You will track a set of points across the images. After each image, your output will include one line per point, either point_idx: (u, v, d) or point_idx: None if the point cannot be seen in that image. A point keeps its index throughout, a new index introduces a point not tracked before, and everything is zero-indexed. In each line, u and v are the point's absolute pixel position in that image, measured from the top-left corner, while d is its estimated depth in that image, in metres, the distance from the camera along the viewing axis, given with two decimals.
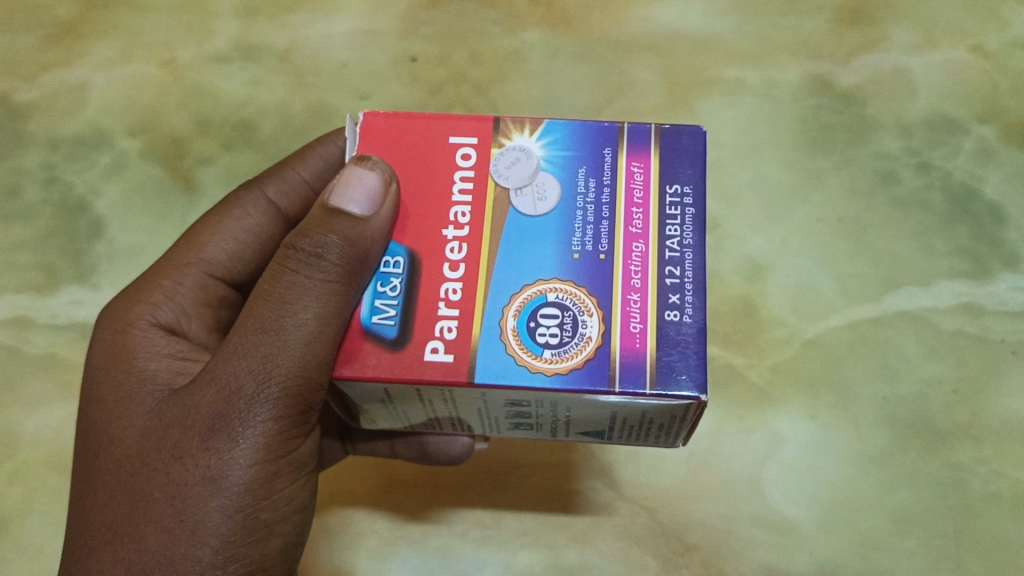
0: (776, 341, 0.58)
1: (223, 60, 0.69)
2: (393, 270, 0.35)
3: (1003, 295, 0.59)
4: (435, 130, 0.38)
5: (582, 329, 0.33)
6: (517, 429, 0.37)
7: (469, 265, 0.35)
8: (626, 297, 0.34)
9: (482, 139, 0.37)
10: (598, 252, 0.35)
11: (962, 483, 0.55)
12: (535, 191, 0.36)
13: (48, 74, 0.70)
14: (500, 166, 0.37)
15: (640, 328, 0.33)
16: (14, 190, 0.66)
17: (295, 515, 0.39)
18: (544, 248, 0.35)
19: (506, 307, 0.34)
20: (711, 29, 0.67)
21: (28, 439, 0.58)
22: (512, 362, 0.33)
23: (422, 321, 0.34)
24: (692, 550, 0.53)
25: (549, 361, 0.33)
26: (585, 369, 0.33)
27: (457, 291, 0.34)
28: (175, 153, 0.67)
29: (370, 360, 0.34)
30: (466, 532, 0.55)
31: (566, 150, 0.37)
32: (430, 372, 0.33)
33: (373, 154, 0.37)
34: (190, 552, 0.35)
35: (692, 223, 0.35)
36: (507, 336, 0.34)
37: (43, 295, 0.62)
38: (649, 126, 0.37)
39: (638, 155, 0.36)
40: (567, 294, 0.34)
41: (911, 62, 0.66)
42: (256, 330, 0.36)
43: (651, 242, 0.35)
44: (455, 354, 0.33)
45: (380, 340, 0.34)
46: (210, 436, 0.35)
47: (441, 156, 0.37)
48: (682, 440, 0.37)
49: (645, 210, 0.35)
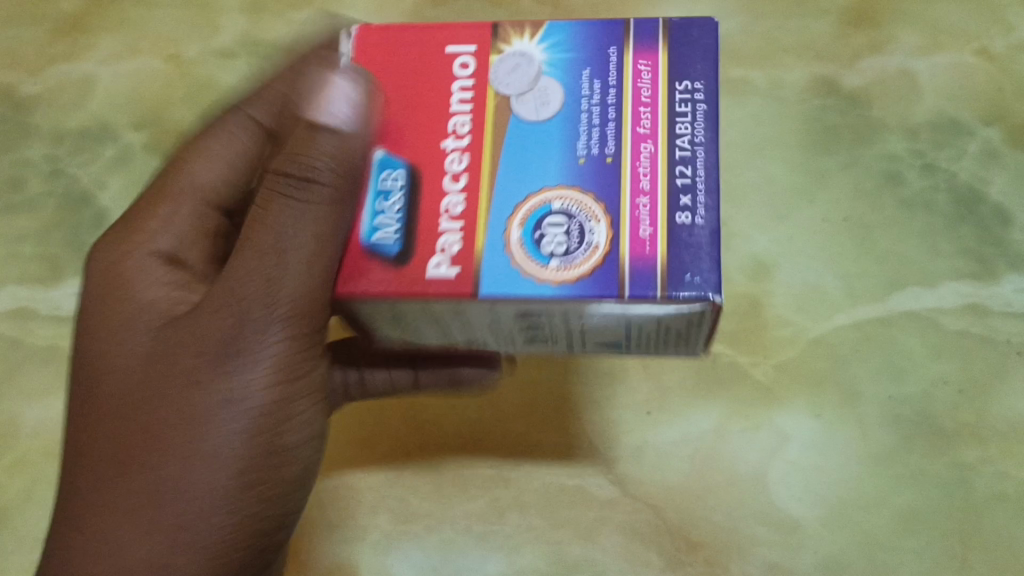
0: (781, 339, 0.58)
1: (229, 56, 0.69)
2: (393, 183, 0.40)
3: (1008, 296, 0.59)
4: (430, 43, 0.42)
5: (588, 237, 0.37)
6: (530, 344, 0.41)
7: (469, 177, 0.39)
8: (636, 201, 0.37)
9: (480, 46, 0.41)
10: (606, 155, 0.38)
11: (968, 484, 0.54)
12: (536, 95, 0.40)
13: (54, 67, 0.69)
14: (500, 73, 0.41)
15: (649, 232, 0.37)
16: (18, 181, 0.66)
17: (311, 442, 0.44)
18: (549, 152, 0.39)
19: (511, 218, 0.38)
20: (717, 30, 0.67)
21: (29, 430, 0.58)
22: (519, 273, 0.37)
23: (422, 235, 0.38)
24: (696, 548, 0.53)
25: (556, 271, 0.36)
26: (593, 276, 0.36)
27: (459, 204, 0.38)
28: (180, 147, 0.66)
29: (372, 276, 0.38)
30: (468, 527, 0.54)
31: (569, 50, 0.41)
32: (432, 288, 0.37)
33: (369, 67, 0.42)
34: (209, 474, 0.41)
35: (703, 118, 0.39)
36: (510, 248, 0.37)
37: (46, 286, 0.62)
38: (657, 23, 0.41)
39: (645, 53, 0.40)
40: (572, 200, 0.38)
41: (916, 64, 0.66)
42: (255, 254, 0.41)
43: (660, 142, 0.38)
44: (458, 267, 0.37)
45: (384, 258, 0.38)
46: (223, 359, 0.41)
47: (439, 68, 0.41)
48: (704, 346, 0.40)
49: (653, 108, 0.39)
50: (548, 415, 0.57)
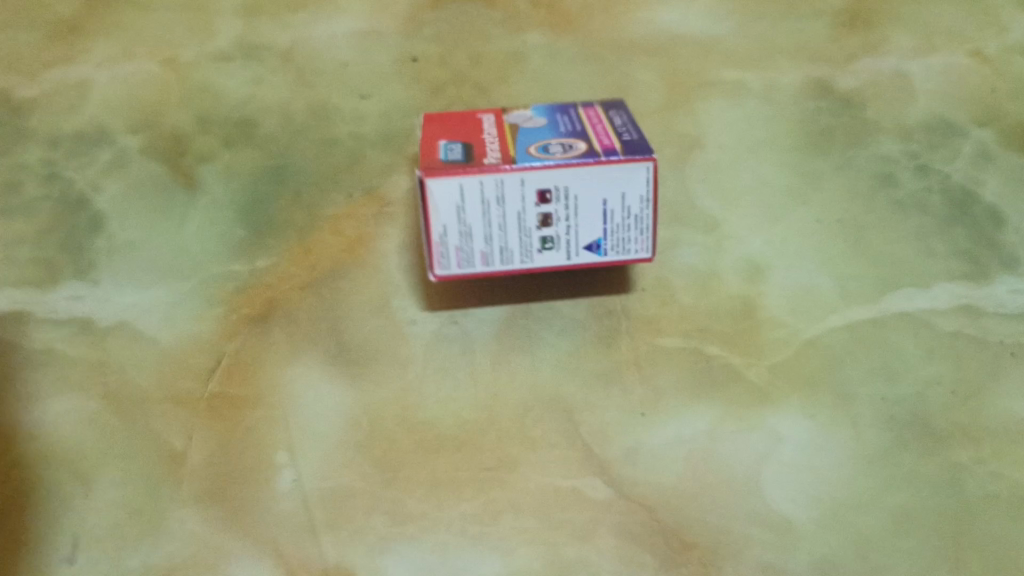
0: (777, 341, 0.58)
1: (225, 59, 0.68)
2: (451, 148, 0.50)
3: (1002, 297, 0.59)
4: (466, 114, 0.55)
5: (573, 147, 0.50)
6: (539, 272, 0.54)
7: (501, 145, 0.50)
8: (602, 143, 0.50)
9: (496, 115, 0.55)
10: (577, 130, 0.52)
11: (960, 483, 0.55)
12: (528, 121, 0.53)
13: (48, 70, 0.68)
14: (510, 116, 0.54)
15: (610, 145, 0.50)
16: (13, 186, 0.65)
17: None
18: (541, 134, 0.51)
19: (529, 145, 0.50)
20: (713, 31, 0.67)
21: (28, 434, 0.58)
22: (535, 158, 0.48)
23: (476, 158, 0.49)
24: (690, 548, 0.54)
25: (559, 158, 0.48)
26: (584, 159, 0.48)
27: (495, 150, 0.50)
28: (176, 150, 0.66)
29: (444, 162, 0.48)
30: (465, 529, 0.55)
31: (546, 107, 0.55)
32: (486, 163, 0.48)
33: (426, 118, 0.54)
34: None
35: (629, 122, 0.53)
36: (529, 152, 0.50)
37: (43, 291, 0.61)
38: (593, 102, 0.57)
39: (590, 105, 0.55)
40: (564, 142, 0.50)
41: (912, 66, 0.66)
42: None
43: (607, 125, 0.52)
44: (501, 157, 0.49)
45: (454, 157, 0.48)
46: None
47: (470, 120, 0.54)
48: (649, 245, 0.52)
49: (600, 121, 0.53)
50: (543, 416, 0.57)
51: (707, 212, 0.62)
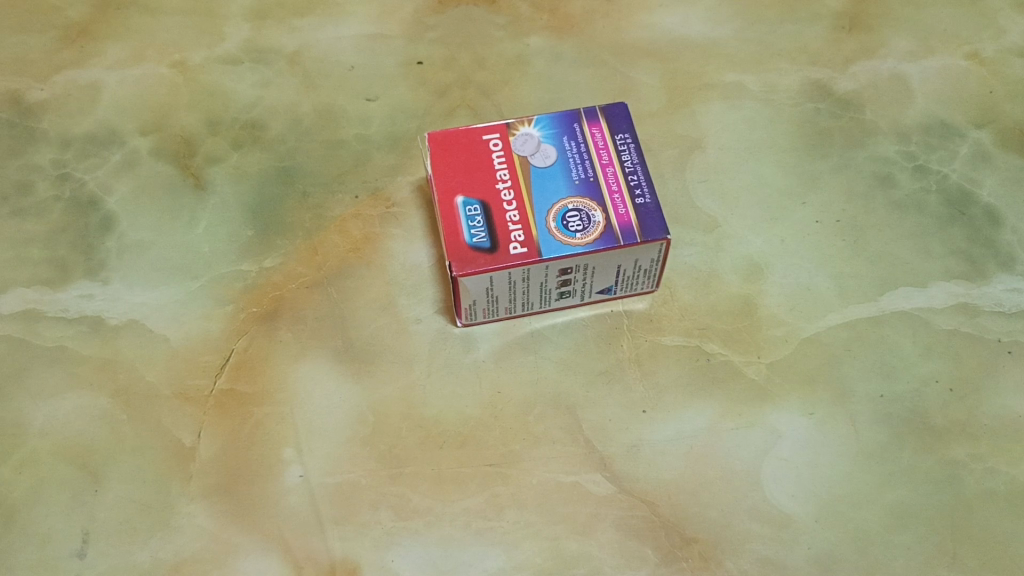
0: (775, 339, 0.59)
1: (233, 62, 0.71)
2: (474, 213, 0.54)
3: (998, 296, 0.60)
4: (471, 133, 0.57)
5: (592, 218, 0.54)
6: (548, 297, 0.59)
7: (519, 201, 0.54)
8: (611, 193, 0.55)
9: (501, 132, 0.57)
10: (589, 176, 0.55)
11: (957, 479, 0.56)
12: (540, 155, 0.56)
13: (61, 74, 0.70)
14: (517, 145, 0.56)
15: (624, 210, 0.54)
16: (25, 187, 0.66)
17: None
18: (554, 180, 0.55)
19: (547, 210, 0.54)
20: (711, 35, 0.69)
21: (37, 429, 0.59)
22: (558, 243, 0.53)
23: (500, 230, 0.53)
24: (691, 543, 0.54)
25: (578, 238, 0.53)
26: (602, 237, 0.53)
27: (515, 211, 0.54)
28: (186, 152, 0.67)
29: (473, 262, 0.52)
30: (468, 523, 0.55)
31: (552, 128, 0.57)
32: (513, 258, 0.53)
33: (434, 146, 0.56)
34: None
35: (636, 153, 0.56)
36: (549, 226, 0.54)
37: (54, 289, 0.63)
38: (596, 108, 0.58)
39: (594, 122, 0.57)
40: (580, 203, 0.54)
41: (908, 68, 0.67)
42: None
43: (615, 163, 0.56)
44: (525, 235, 0.53)
45: (481, 248, 0.53)
46: None
47: (478, 149, 0.56)
48: (656, 281, 0.59)
49: (608, 151, 0.56)
50: (545, 413, 0.58)
51: (707, 212, 0.63)
